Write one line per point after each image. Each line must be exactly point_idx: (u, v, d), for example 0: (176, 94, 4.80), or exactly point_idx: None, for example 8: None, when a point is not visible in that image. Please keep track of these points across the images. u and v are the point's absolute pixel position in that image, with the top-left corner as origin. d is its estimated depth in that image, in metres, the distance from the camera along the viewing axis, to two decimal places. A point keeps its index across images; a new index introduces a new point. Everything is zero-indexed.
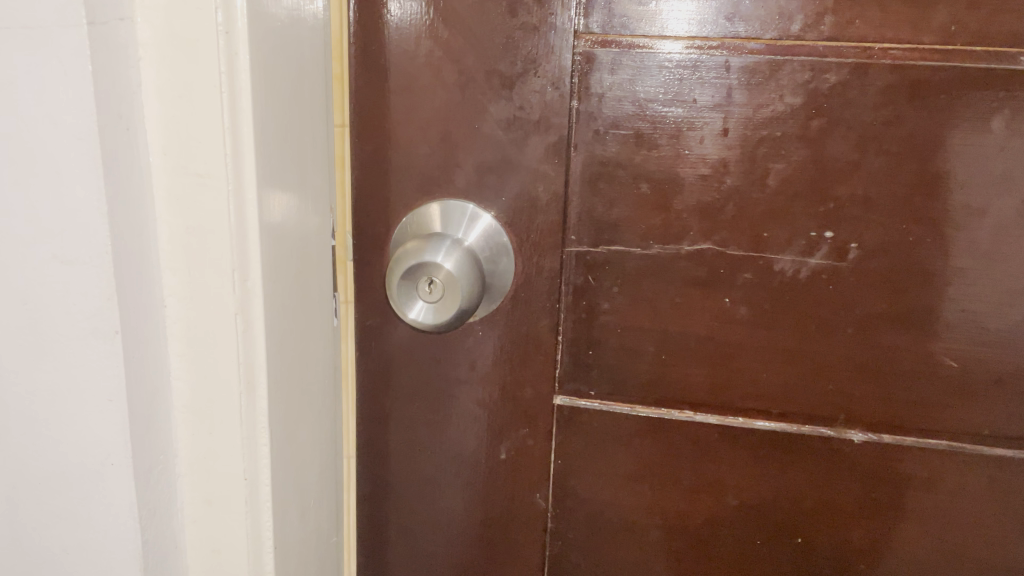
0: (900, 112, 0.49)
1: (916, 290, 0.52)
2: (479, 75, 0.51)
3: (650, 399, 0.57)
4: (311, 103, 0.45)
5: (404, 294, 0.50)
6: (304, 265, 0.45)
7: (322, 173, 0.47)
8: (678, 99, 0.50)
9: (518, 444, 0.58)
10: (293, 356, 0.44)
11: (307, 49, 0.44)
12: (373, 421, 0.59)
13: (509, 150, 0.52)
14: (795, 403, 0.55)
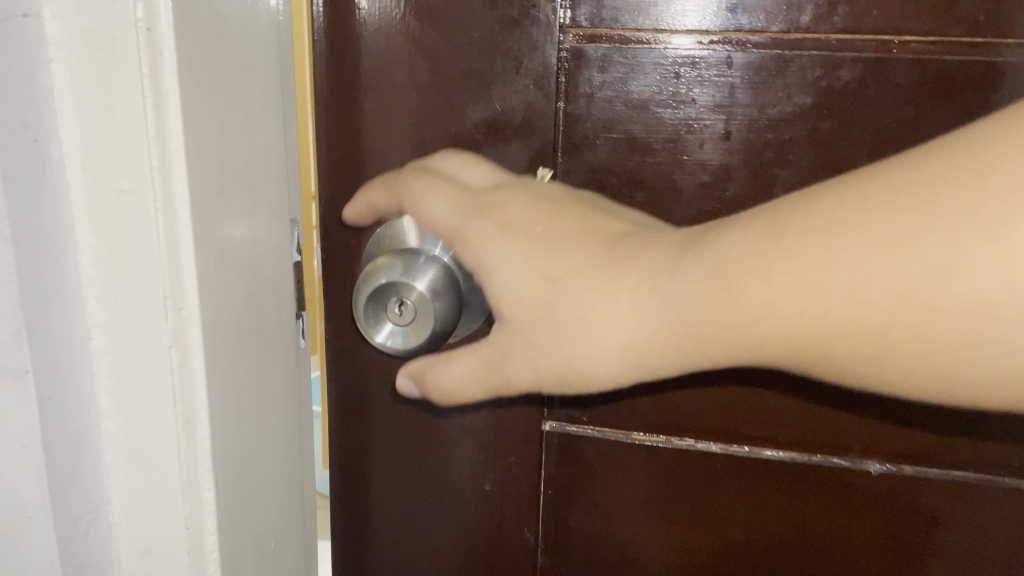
0: (756, 332, 0.34)
1: (919, 349, 0.31)
2: (455, 75, 0.47)
3: (647, 426, 0.52)
4: (267, 107, 0.40)
5: (370, 313, 0.46)
6: (261, 288, 0.40)
7: (281, 183, 0.43)
8: (675, 100, 0.46)
9: (504, 475, 0.54)
10: (247, 388, 0.39)
11: (260, 49, 0.39)
12: (347, 451, 0.54)
13: (489, 156, 0.48)
14: (806, 432, 0.50)
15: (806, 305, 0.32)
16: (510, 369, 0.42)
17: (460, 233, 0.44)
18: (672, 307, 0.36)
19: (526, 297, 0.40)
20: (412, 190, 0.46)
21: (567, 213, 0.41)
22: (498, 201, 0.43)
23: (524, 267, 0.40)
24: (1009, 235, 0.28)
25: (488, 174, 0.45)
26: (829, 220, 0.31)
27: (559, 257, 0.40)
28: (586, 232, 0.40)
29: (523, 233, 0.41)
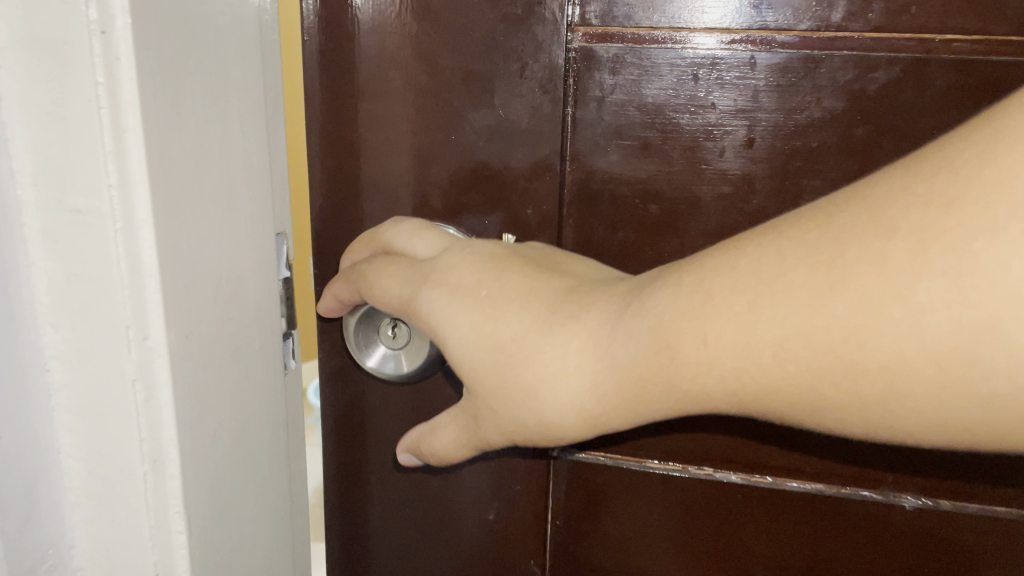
0: (699, 390, 0.32)
1: (848, 405, 0.29)
2: (455, 78, 0.43)
3: (662, 453, 0.49)
4: (249, 115, 0.37)
5: (361, 339, 0.47)
6: (240, 311, 0.37)
7: (267, 196, 0.39)
8: (693, 104, 0.43)
9: (509, 503, 0.50)
10: (225, 421, 0.36)
11: (240, 51, 0.36)
12: (344, 476, 0.51)
13: (492, 165, 0.44)
14: (834, 463, 0.47)
15: (737, 356, 0.30)
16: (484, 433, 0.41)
17: (414, 304, 0.41)
18: (602, 364, 0.34)
19: (478, 363, 0.38)
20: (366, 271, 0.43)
21: (510, 277, 0.39)
22: (441, 264, 0.41)
23: (473, 331, 0.38)
24: (916, 293, 0.26)
25: (439, 237, 0.43)
26: (748, 270, 0.30)
27: (502, 320, 0.38)
28: (532, 289, 0.38)
29: (471, 302, 0.39)
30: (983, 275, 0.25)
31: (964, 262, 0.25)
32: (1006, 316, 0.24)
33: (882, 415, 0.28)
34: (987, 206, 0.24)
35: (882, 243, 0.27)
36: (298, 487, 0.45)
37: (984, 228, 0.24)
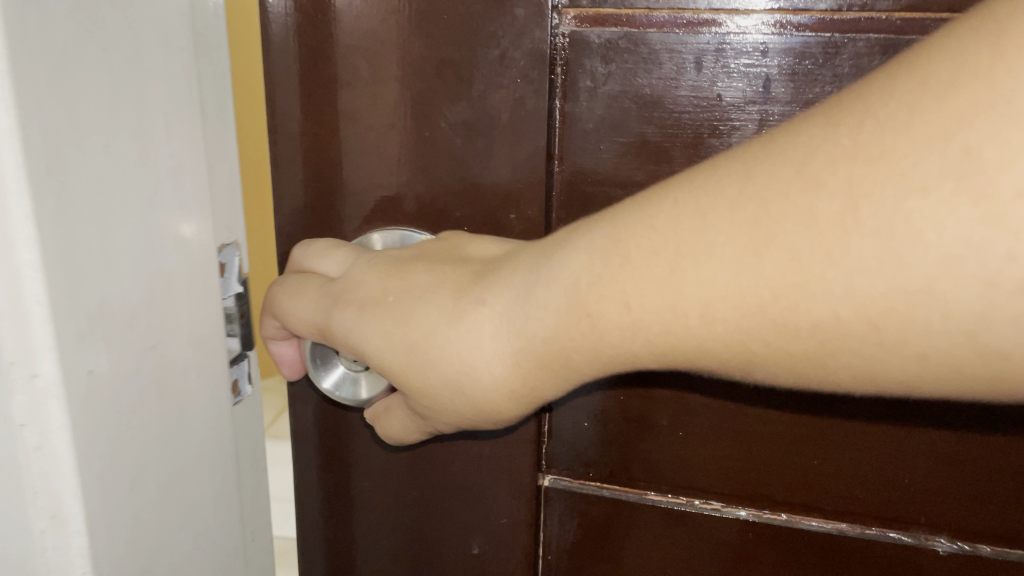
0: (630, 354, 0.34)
1: (779, 359, 0.32)
2: (428, 67, 0.38)
3: (665, 485, 0.44)
4: (180, 114, 0.32)
5: (320, 355, 0.42)
6: (165, 335, 0.32)
7: (205, 202, 0.35)
8: (696, 95, 0.38)
9: (494, 539, 0.45)
10: (152, 463, 0.32)
11: (165, 37, 0.31)
12: (316, 500, 0.47)
13: (470, 165, 0.40)
14: (854, 500, 0.42)
15: (663, 319, 0.33)
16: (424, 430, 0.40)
17: (328, 328, 0.40)
18: (519, 343, 0.35)
19: (393, 368, 0.38)
20: (276, 295, 0.41)
21: (414, 278, 0.38)
22: (351, 281, 0.39)
23: (386, 340, 0.38)
24: (845, 253, 0.29)
25: (346, 252, 0.41)
26: (665, 231, 0.32)
27: (413, 320, 0.37)
28: (437, 286, 0.38)
29: (378, 310, 0.38)
30: (915, 234, 0.27)
31: (895, 223, 0.27)
32: (939, 277, 0.27)
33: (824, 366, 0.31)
34: (915, 166, 0.27)
35: (810, 203, 0.29)
36: (257, 529, 0.41)
37: (915, 187, 0.27)
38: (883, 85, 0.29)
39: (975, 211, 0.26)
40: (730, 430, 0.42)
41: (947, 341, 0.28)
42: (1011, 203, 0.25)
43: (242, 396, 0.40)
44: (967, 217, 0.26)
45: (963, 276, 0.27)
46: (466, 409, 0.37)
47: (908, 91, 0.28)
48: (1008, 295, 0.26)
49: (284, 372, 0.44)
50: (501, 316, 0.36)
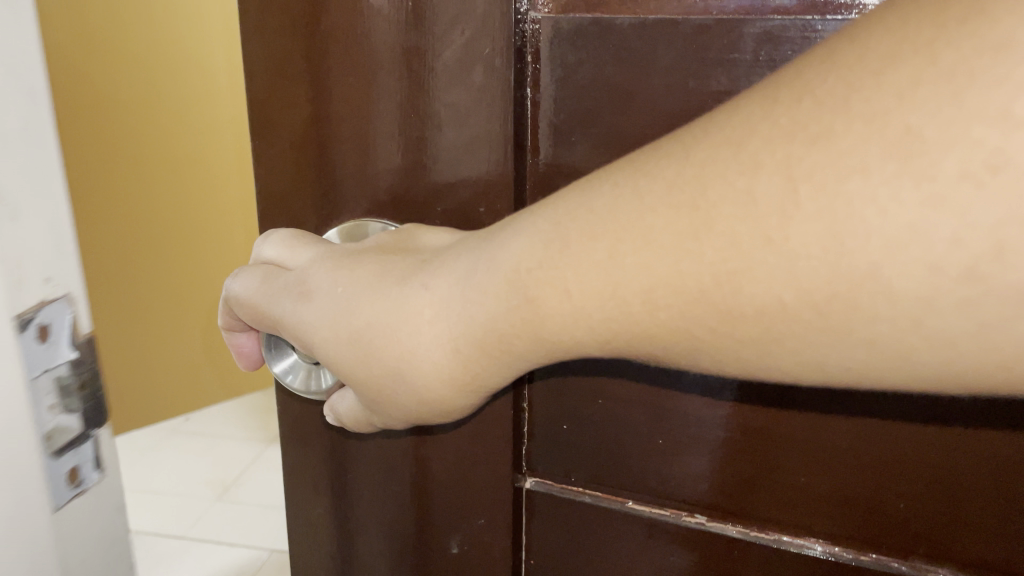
0: (566, 337, 0.32)
1: (723, 343, 0.29)
2: (397, 59, 0.39)
3: (646, 494, 0.42)
4: None
5: (274, 343, 0.43)
6: None
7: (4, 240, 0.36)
8: (667, 84, 0.36)
9: (473, 538, 0.44)
10: None
11: None
12: (306, 488, 0.47)
13: (441, 156, 0.40)
14: (849, 524, 0.38)
15: (606, 305, 0.30)
16: (377, 421, 0.40)
17: (283, 317, 0.40)
18: (458, 327, 0.35)
19: (344, 355, 0.38)
20: (239, 288, 0.42)
21: (364, 268, 0.38)
22: (307, 272, 0.40)
23: (333, 328, 0.38)
24: (788, 237, 0.25)
25: (307, 245, 0.41)
26: (605, 214, 0.30)
27: (358, 307, 0.37)
28: (383, 275, 0.38)
29: (328, 299, 0.39)
30: (859, 220, 0.24)
31: (838, 206, 0.24)
32: (882, 262, 0.24)
33: (762, 360, 0.28)
34: (859, 145, 0.24)
35: (747, 183, 0.26)
36: (85, 562, 0.43)
37: (855, 167, 0.24)
38: (831, 53, 0.25)
39: (919, 194, 0.23)
40: (705, 439, 0.40)
41: (894, 329, 0.25)
42: (955, 186, 0.22)
43: (80, 470, 0.42)
44: (911, 201, 0.23)
45: (908, 261, 0.23)
46: (406, 400, 0.37)
47: (852, 60, 0.24)
48: (954, 280, 0.23)
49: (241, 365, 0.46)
50: (437, 300, 0.35)
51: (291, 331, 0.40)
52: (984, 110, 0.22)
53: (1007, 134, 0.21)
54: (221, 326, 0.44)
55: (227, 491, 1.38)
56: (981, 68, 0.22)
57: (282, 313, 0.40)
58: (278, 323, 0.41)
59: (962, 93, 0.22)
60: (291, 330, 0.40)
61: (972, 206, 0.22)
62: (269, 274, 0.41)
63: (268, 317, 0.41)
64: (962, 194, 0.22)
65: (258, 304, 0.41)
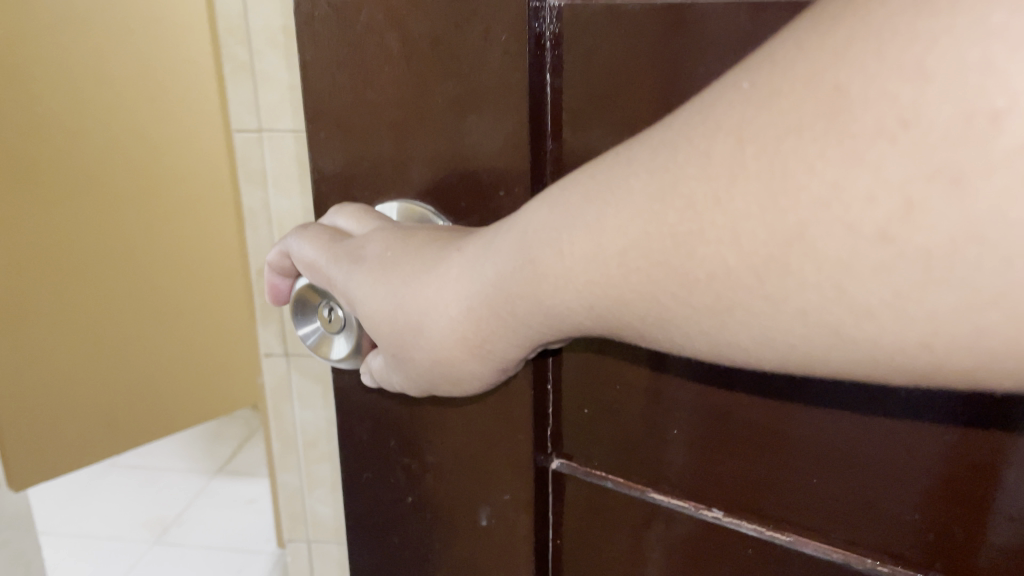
0: (561, 306, 0.30)
1: (688, 315, 0.26)
2: (425, 46, 0.40)
3: (664, 484, 0.42)
4: None
5: (305, 303, 0.43)
6: None
7: None
8: (672, 69, 0.36)
9: (500, 512, 0.46)
10: None
11: None
12: (355, 454, 0.50)
13: (465, 141, 0.41)
14: (864, 528, 0.36)
15: (590, 269, 0.28)
16: (414, 389, 0.39)
17: (333, 279, 0.39)
18: (474, 289, 0.33)
19: (380, 320, 0.37)
20: (296, 247, 0.41)
21: (414, 239, 0.37)
22: (362, 240, 0.39)
23: (374, 291, 0.37)
24: (733, 199, 0.24)
25: (370, 217, 0.41)
26: (601, 179, 0.28)
27: (400, 271, 0.36)
28: (429, 244, 0.36)
29: (376, 262, 0.37)
30: (792, 180, 0.22)
31: (778, 167, 0.23)
32: (809, 222, 0.22)
33: (730, 337, 0.26)
34: (796, 105, 0.22)
35: (708, 146, 0.24)
36: None
37: (791, 127, 0.22)
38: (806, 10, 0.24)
39: (841, 152, 0.21)
40: (716, 431, 0.39)
41: (820, 296, 0.23)
42: (872, 141, 0.21)
43: None
44: (834, 159, 0.22)
45: (829, 221, 0.22)
46: (426, 360, 0.36)
47: (813, 17, 0.23)
48: (870, 243, 0.22)
49: (272, 299, 0.45)
50: (467, 265, 0.33)
51: (340, 295, 0.39)
52: (901, 64, 0.20)
53: (919, 88, 0.20)
54: (268, 263, 0.44)
55: (168, 532, 1.80)
56: (901, 25, 0.20)
57: (331, 277, 0.39)
58: (329, 283, 0.40)
59: (885, 47, 0.21)
60: (338, 293, 0.39)
61: (885, 162, 0.21)
62: (322, 237, 0.41)
63: (320, 277, 0.40)
64: (875, 150, 0.21)
65: (312, 265, 0.41)
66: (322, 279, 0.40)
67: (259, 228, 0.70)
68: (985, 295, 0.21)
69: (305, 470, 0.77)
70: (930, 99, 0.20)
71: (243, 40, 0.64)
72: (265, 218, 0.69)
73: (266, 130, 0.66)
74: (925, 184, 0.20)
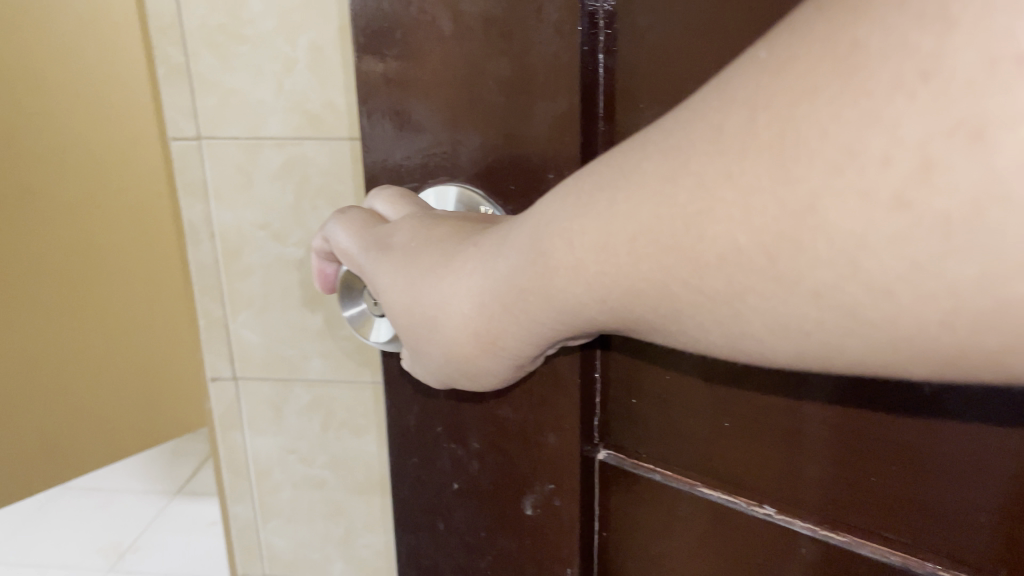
0: (572, 298, 0.29)
1: (700, 305, 0.25)
2: (469, 25, 0.40)
3: (714, 477, 0.41)
4: None
5: (350, 291, 0.44)
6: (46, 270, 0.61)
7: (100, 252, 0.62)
8: (717, 46, 0.35)
9: (543, 502, 0.45)
10: None
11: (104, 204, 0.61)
12: (400, 441, 0.50)
13: (514, 123, 0.40)
14: (925, 531, 0.34)
15: (600, 259, 0.27)
16: (431, 379, 0.38)
17: (364, 264, 0.39)
18: (487, 287, 0.32)
19: (398, 309, 0.36)
20: (334, 234, 0.41)
21: (443, 229, 0.37)
22: (394, 227, 0.38)
23: (395, 279, 0.36)
24: (743, 171, 0.23)
25: (408, 205, 0.40)
26: (614, 166, 0.27)
27: (421, 260, 0.36)
28: (456, 233, 0.36)
29: (401, 250, 0.37)
30: (803, 145, 0.21)
31: (788, 134, 0.22)
32: (822, 191, 0.21)
33: (746, 322, 0.25)
34: (814, 67, 0.21)
35: (721, 119, 0.23)
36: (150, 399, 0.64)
37: (807, 91, 0.21)
38: None
39: (857, 112, 0.20)
40: (764, 424, 0.38)
41: (833, 273, 0.22)
42: (889, 97, 0.20)
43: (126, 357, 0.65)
44: (848, 120, 0.20)
45: (840, 188, 0.21)
46: (441, 354, 0.35)
47: None
48: (885, 210, 0.20)
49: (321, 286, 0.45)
50: (483, 261, 0.32)
51: (368, 281, 0.39)
52: (922, 12, 0.19)
53: (942, 37, 0.19)
54: (313, 249, 0.44)
55: (123, 558, 1.53)
56: None
57: (362, 262, 0.39)
58: (360, 269, 0.40)
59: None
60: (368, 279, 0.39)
61: (903, 119, 0.20)
62: (357, 223, 0.41)
63: (355, 264, 0.40)
64: (894, 105, 0.20)
65: (346, 252, 0.41)
66: (354, 266, 0.40)
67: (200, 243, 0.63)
68: (1011, 264, 0.19)
69: (259, 502, 0.70)
70: (956, 48, 0.19)
71: (180, 40, 0.58)
72: (208, 231, 0.62)
73: (207, 137, 0.60)
74: (947, 141, 0.19)
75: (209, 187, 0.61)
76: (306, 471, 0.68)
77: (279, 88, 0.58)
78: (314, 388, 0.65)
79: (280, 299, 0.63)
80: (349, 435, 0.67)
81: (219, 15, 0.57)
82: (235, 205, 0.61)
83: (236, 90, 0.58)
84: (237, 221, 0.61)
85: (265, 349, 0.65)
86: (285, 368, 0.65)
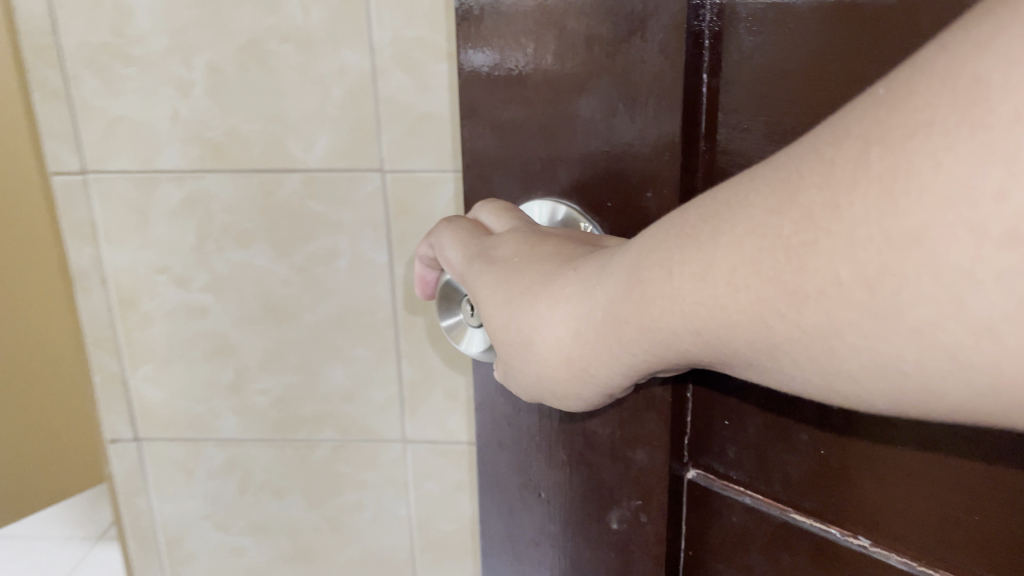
0: (665, 327, 0.29)
1: (797, 339, 0.25)
2: (574, 45, 0.40)
3: (806, 505, 0.40)
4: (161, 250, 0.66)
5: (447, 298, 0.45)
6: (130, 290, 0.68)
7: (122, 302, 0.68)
8: (825, 71, 0.34)
9: (629, 517, 0.45)
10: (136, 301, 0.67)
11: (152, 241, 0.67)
12: (490, 451, 0.50)
13: (614, 142, 0.41)
14: None
15: (697, 288, 0.27)
16: (520, 394, 0.39)
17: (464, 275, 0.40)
18: (583, 310, 0.32)
19: (492, 322, 0.37)
20: (437, 245, 0.43)
21: (541, 249, 0.37)
22: (494, 241, 0.39)
23: (492, 293, 0.37)
24: (852, 204, 0.22)
25: (510, 218, 0.41)
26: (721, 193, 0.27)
27: (518, 278, 0.36)
28: (551, 253, 0.36)
29: (501, 265, 0.37)
30: (915, 178, 0.21)
31: (901, 168, 0.21)
32: (931, 225, 0.21)
33: (843, 356, 0.24)
34: (929, 104, 0.21)
35: (833, 151, 0.23)
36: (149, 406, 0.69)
37: (922, 126, 0.21)
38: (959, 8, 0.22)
39: (973, 145, 0.20)
40: (859, 457, 0.37)
41: (936, 311, 0.21)
42: (1008, 131, 0.19)
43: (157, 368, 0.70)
44: (963, 154, 0.20)
45: (949, 223, 0.20)
46: (533, 373, 0.35)
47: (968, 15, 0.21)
48: (996, 245, 0.20)
49: (421, 291, 0.47)
50: (582, 284, 0.33)
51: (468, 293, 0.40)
52: None
53: None
54: (415, 254, 0.45)
55: None
56: None
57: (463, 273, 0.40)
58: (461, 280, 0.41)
59: None
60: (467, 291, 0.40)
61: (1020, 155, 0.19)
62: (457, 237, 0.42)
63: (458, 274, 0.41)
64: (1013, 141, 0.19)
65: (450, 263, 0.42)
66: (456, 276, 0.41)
67: (90, 291, 0.64)
68: None
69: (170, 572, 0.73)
70: None
71: (56, 63, 0.59)
72: (96, 278, 0.64)
73: (90, 171, 0.61)
74: None
75: (97, 228, 0.63)
76: (225, 537, 0.72)
77: (172, 114, 0.59)
78: (227, 448, 0.69)
79: (184, 353, 0.66)
80: (268, 498, 0.71)
81: (101, 35, 0.58)
82: (126, 246, 0.63)
83: (125, 117, 0.60)
84: (130, 265, 0.64)
85: (168, 406, 0.68)
86: (195, 429, 0.69)
